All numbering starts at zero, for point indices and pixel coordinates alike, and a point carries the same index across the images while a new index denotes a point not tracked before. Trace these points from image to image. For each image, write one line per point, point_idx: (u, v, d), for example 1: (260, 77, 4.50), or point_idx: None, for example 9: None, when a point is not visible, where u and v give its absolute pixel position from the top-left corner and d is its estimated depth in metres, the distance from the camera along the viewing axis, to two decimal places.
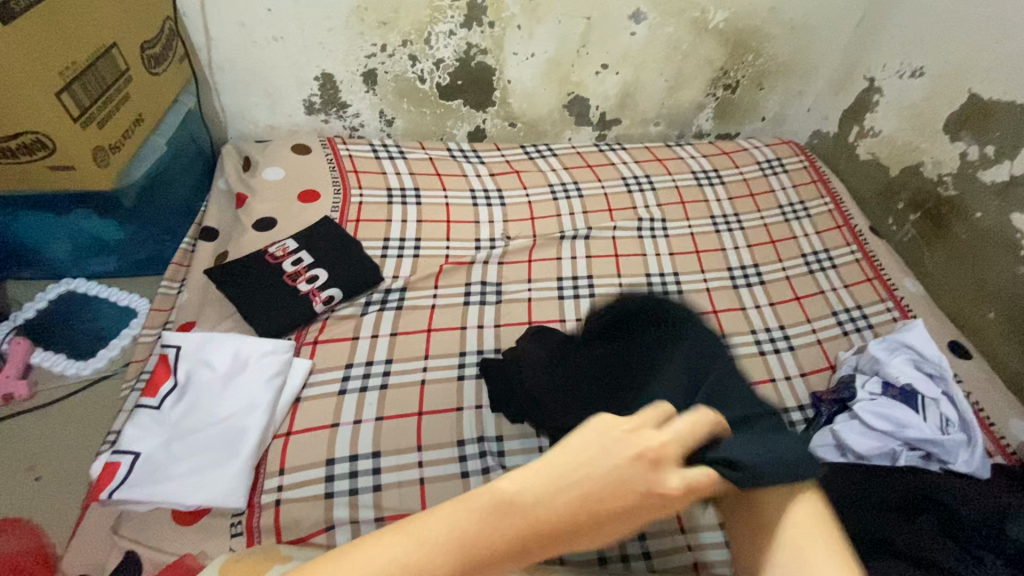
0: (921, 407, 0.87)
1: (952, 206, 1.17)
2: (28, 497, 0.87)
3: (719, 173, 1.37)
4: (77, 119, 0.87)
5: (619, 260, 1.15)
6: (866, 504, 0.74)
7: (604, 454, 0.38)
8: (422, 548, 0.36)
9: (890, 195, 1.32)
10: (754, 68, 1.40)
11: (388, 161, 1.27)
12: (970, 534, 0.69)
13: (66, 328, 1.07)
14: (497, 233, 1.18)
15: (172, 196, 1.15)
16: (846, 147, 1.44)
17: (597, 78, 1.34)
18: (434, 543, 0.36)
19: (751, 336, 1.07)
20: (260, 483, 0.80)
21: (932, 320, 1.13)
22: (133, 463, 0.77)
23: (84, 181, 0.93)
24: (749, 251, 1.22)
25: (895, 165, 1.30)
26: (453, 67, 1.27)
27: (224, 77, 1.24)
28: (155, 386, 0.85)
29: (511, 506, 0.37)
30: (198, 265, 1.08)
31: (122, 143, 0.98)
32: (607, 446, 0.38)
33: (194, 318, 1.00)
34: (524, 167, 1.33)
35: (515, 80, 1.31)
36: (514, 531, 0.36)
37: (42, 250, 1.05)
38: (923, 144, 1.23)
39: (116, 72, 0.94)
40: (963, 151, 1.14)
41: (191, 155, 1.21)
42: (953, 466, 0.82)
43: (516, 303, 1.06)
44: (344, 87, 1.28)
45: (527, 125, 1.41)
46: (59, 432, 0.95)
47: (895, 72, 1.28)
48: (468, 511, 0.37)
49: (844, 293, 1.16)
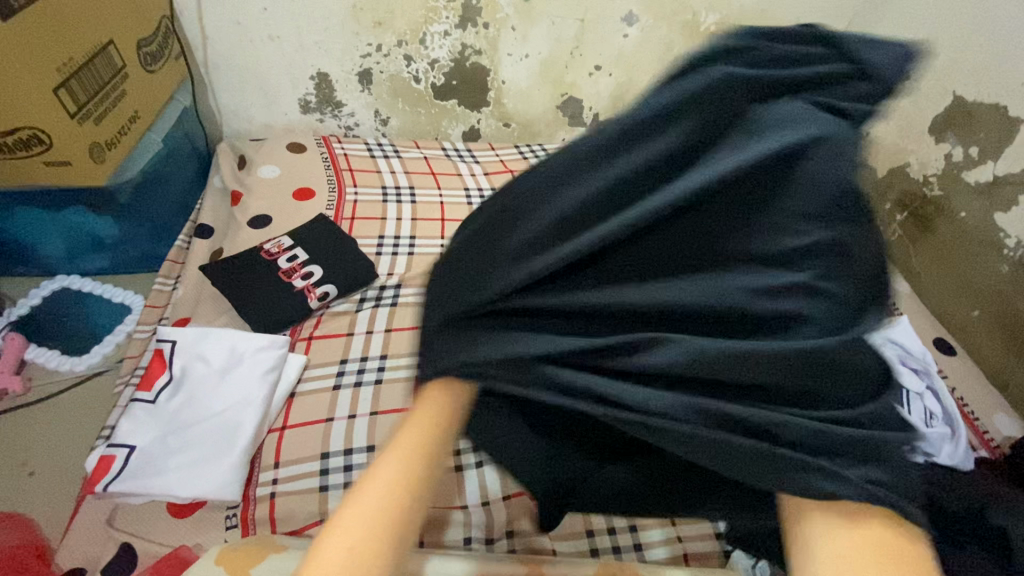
0: (906, 401, 0.89)
1: (938, 206, 1.19)
2: (22, 491, 0.88)
3: None
4: (74, 114, 0.87)
5: None
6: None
7: (409, 434, 0.40)
8: None
9: (877, 196, 1.35)
10: None
11: (383, 160, 1.28)
12: (953, 521, 0.71)
13: (60, 324, 1.07)
14: None
15: (167, 193, 1.15)
16: None
17: (591, 79, 1.36)
18: (373, 514, 0.35)
19: None
20: (255, 476, 0.81)
21: (917, 317, 1.15)
22: (128, 456, 0.78)
23: (80, 177, 0.93)
24: None
25: (883, 166, 1.33)
26: (448, 67, 1.28)
27: (220, 75, 1.25)
28: (151, 380, 0.85)
29: (372, 500, 0.36)
30: (193, 262, 1.08)
31: (118, 140, 0.98)
32: (411, 429, 0.40)
33: (189, 313, 1.00)
34: (518, 166, 1.34)
35: (509, 81, 1.33)
36: (387, 504, 0.36)
37: (35, 246, 1.06)
38: (909, 145, 1.25)
39: (113, 68, 0.95)
40: (948, 153, 1.16)
41: (186, 153, 1.21)
42: (938, 459, 0.83)
43: None
44: (339, 86, 1.29)
45: (522, 125, 1.43)
46: (52, 427, 0.95)
47: None
48: (349, 529, 0.34)
49: None
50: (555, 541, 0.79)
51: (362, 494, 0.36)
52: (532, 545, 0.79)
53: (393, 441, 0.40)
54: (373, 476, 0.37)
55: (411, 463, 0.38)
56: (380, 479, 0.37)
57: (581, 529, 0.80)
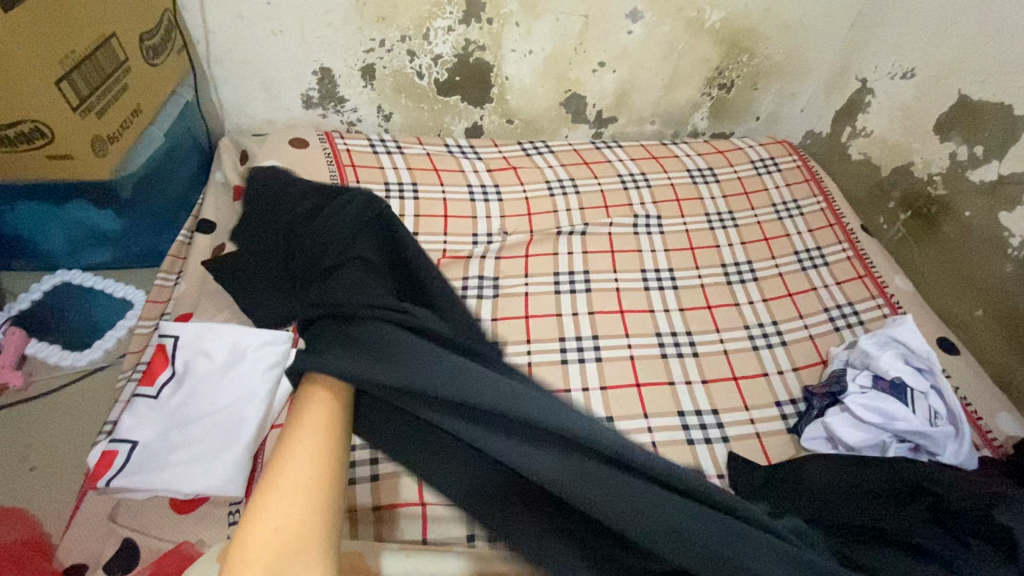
0: (910, 400, 0.89)
1: (942, 205, 1.19)
2: (21, 486, 0.87)
3: (713, 171, 1.38)
4: (76, 107, 0.87)
5: (615, 256, 1.17)
6: (839, 488, 0.79)
7: (311, 405, 0.42)
8: (294, 510, 0.36)
9: (880, 195, 1.35)
10: (749, 68, 1.42)
11: (386, 156, 1.27)
12: (957, 519, 0.70)
13: (60, 319, 1.06)
14: (494, 228, 1.20)
15: (169, 188, 1.15)
16: (838, 147, 1.46)
17: (594, 76, 1.35)
18: (295, 497, 0.36)
19: (744, 331, 1.10)
20: (259, 472, 0.81)
21: (921, 316, 1.15)
22: (131, 451, 0.78)
23: (81, 170, 0.93)
24: (742, 247, 1.24)
25: (886, 165, 1.32)
26: (451, 63, 1.27)
27: (223, 70, 1.24)
28: (153, 375, 0.84)
29: (311, 451, 0.39)
30: (195, 257, 1.08)
31: (121, 134, 0.98)
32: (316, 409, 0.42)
33: (192, 309, 1.00)
34: (521, 163, 1.33)
35: (513, 77, 1.32)
36: (326, 450, 0.39)
37: (36, 240, 1.05)
38: (913, 143, 1.25)
39: (115, 61, 0.94)
40: (953, 151, 1.16)
41: (188, 148, 1.20)
42: (942, 458, 0.84)
43: (513, 297, 1.08)
44: (342, 81, 1.29)
45: (525, 122, 1.42)
46: (53, 422, 0.95)
47: (887, 73, 1.30)
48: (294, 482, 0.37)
49: (835, 290, 1.18)
50: None
51: (294, 447, 0.39)
52: None
53: (293, 436, 0.40)
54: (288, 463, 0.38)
55: (321, 456, 0.39)
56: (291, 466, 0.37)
57: None
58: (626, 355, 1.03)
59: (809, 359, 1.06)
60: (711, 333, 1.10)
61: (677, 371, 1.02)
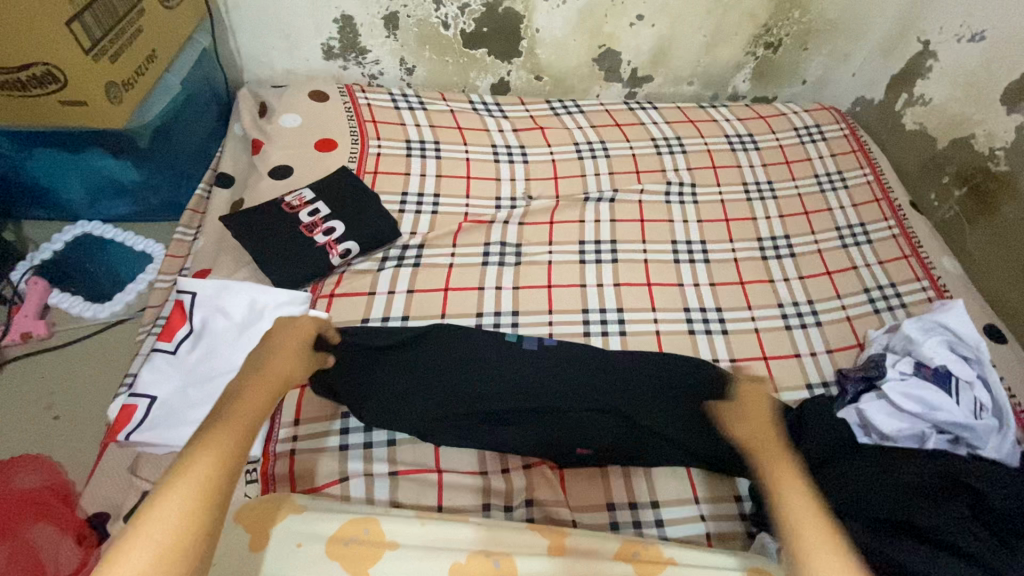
0: (955, 390, 0.82)
1: (1002, 182, 1.10)
2: (46, 434, 0.90)
3: (753, 137, 1.30)
4: (89, 50, 0.84)
5: (644, 225, 1.11)
6: (873, 482, 0.73)
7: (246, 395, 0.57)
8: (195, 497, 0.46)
9: (933, 169, 1.25)
10: (800, 26, 1.31)
11: (408, 112, 1.22)
12: (1006, 520, 0.68)
13: (80, 270, 1.06)
14: (518, 192, 1.14)
15: (187, 140, 1.11)
16: (892, 116, 1.36)
17: (632, 30, 1.26)
18: (190, 498, 0.46)
19: (777, 310, 1.03)
20: (276, 432, 0.81)
21: (969, 301, 1.06)
22: (149, 407, 0.78)
23: (97, 119, 0.91)
24: (780, 222, 1.16)
25: (943, 137, 1.22)
26: (479, 12, 1.19)
27: (240, 16, 1.18)
28: (171, 331, 0.84)
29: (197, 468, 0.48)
30: (215, 211, 1.06)
31: (136, 80, 0.94)
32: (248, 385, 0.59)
33: (209, 266, 0.98)
34: (548, 123, 1.26)
35: (544, 29, 1.24)
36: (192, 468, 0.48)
37: (60, 189, 1.05)
38: (975, 114, 1.15)
39: (128, 2, 0.90)
40: (1021, 124, 1.06)
41: (206, 98, 1.17)
42: (982, 452, 0.78)
43: (536, 265, 1.03)
44: (364, 31, 1.22)
45: (554, 79, 1.34)
46: (75, 372, 0.97)
47: (953, 35, 1.19)
48: (191, 483, 0.47)
49: (878, 269, 1.10)
50: (575, 513, 0.80)
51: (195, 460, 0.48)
52: (551, 517, 0.79)
53: (178, 476, 0.47)
54: (175, 491, 0.46)
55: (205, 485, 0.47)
56: (178, 501, 0.45)
57: (602, 502, 0.81)
58: (651, 329, 0.98)
59: (843, 342, 1.00)
60: (743, 311, 1.03)
61: (704, 349, 0.97)
